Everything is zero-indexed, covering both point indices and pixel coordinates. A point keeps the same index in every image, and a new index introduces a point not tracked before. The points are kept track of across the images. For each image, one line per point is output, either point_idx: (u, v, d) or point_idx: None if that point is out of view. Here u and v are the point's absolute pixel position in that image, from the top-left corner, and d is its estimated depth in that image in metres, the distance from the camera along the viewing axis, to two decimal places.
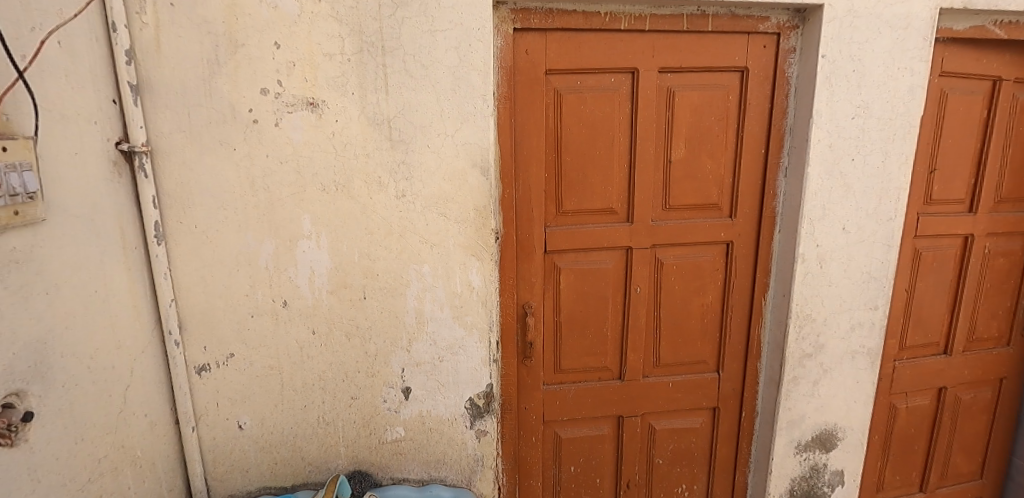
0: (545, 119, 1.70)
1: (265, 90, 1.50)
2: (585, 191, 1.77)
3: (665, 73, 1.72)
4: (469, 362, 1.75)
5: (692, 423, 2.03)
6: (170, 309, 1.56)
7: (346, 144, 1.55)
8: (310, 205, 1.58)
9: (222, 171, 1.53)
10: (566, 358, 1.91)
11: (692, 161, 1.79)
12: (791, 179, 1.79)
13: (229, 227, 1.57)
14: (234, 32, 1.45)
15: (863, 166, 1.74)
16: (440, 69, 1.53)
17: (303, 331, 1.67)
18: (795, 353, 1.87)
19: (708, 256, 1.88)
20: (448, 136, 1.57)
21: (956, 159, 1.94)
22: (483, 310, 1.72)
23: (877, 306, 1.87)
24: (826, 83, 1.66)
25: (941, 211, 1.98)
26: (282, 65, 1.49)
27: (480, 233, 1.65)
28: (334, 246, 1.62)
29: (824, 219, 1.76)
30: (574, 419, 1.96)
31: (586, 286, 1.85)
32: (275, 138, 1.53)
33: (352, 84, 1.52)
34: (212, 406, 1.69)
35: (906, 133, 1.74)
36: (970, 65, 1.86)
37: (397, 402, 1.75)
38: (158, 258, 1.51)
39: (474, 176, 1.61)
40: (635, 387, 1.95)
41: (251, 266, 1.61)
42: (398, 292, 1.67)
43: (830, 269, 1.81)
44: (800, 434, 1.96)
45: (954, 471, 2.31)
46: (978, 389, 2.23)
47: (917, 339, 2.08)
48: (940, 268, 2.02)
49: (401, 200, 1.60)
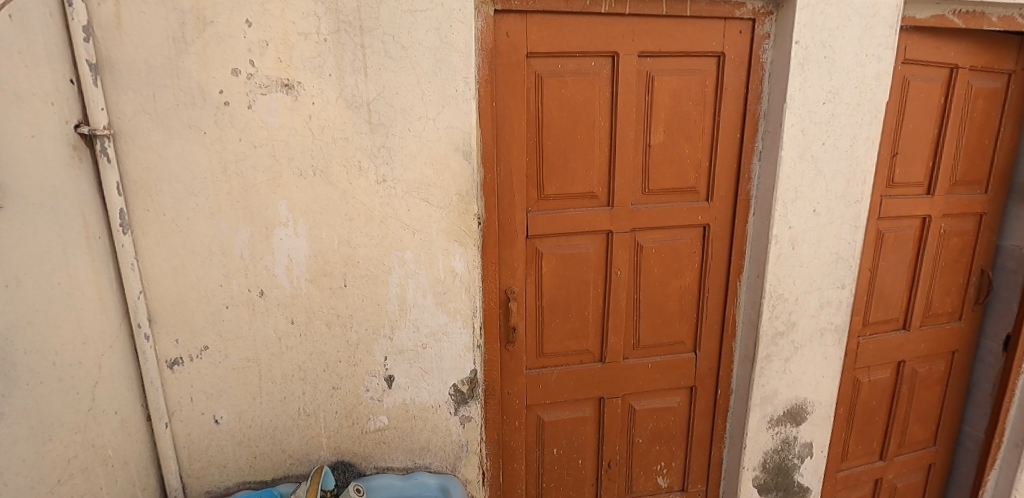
0: (526, 103, 1.69)
1: (237, 70, 1.43)
2: (565, 176, 1.77)
3: (645, 58, 1.74)
4: (453, 348, 1.74)
5: (671, 403, 2.09)
6: (139, 301, 1.50)
7: (324, 127, 1.51)
8: (287, 191, 1.53)
9: (192, 157, 1.47)
10: (549, 342, 1.92)
11: (671, 144, 1.82)
12: (765, 163, 1.84)
13: (200, 215, 1.51)
14: (202, 9, 1.39)
15: (833, 150, 1.81)
16: (420, 51, 1.50)
17: (282, 321, 1.63)
18: (769, 331, 1.94)
19: (686, 239, 1.92)
20: (430, 120, 1.55)
21: (916, 144, 2.04)
22: (466, 296, 1.71)
23: (845, 285, 1.96)
24: (799, 69, 1.71)
25: (902, 194, 2.08)
26: (254, 44, 1.43)
27: (463, 218, 1.64)
28: (313, 234, 1.57)
29: (796, 202, 1.82)
30: (557, 402, 1.99)
31: (568, 270, 1.86)
32: (248, 121, 1.47)
33: (329, 65, 1.47)
34: (186, 401, 1.64)
35: (873, 118, 1.81)
36: (931, 53, 1.94)
37: (380, 390, 1.73)
38: (125, 248, 1.45)
39: (456, 160, 1.59)
40: (616, 369, 1.99)
41: (225, 255, 1.55)
42: (380, 279, 1.64)
43: (802, 250, 1.88)
44: (772, 409, 2.04)
45: (911, 440, 2.46)
46: (934, 362, 2.37)
47: (879, 315, 2.19)
48: (900, 247, 2.13)
49: (382, 185, 1.57)
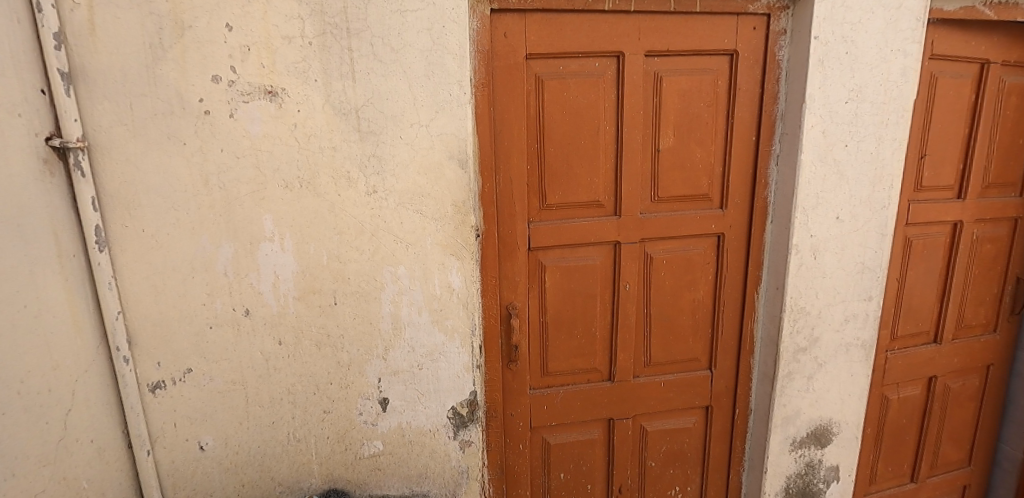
0: (526, 107, 1.59)
1: (218, 77, 1.36)
2: (569, 184, 1.67)
3: (652, 58, 1.63)
4: (451, 369, 1.63)
5: (685, 423, 1.96)
6: (117, 323, 1.42)
7: (311, 136, 1.42)
8: (272, 204, 1.44)
9: (172, 169, 1.39)
10: (554, 360, 1.81)
11: (682, 149, 1.71)
12: (783, 167, 1.72)
13: (181, 230, 1.43)
14: (180, 13, 1.31)
15: (856, 152, 1.68)
16: (411, 53, 1.41)
17: (268, 342, 1.53)
18: (790, 348, 1.81)
19: (699, 249, 1.80)
20: (423, 126, 1.45)
21: (945, 144, 1.91)
22: (464, 313, 1.60)
23: (871, 297, 1.82)
24: (818, 66, 1.59)
25: (931, 198, 1.94)
26: (235, 49, 1.35)
27: (460, 230, 1.54)
28: (300, 249, 1.48)
29: (817, 209, 1.70)
30: (564, 424, 1.87)
31: (573, 284, 1.75)
32: (231, 130, 1.39)
33: (315, 70, 1.39)
34: (169, 427, 1.55)
35: (899, 118, 1.68)
36: (960, 48, 1.81)
37: (374, 414, 1.63)
38: (101, 266, 1.37)
39: (451, 169, 1.49)
40: (626, 388, 1.87)
41: (208, 273, 1.47)
42: (373, 296, 1.54)
43: (824, 260, 1.75)
44: (795, 430, 1.90)
45: (944, 460, 2.30)
46: (967, 377, 2.22)
47: (909, 328, 2.05)
48: (930, 255, 1.99)
49: (372, 196, 1.47)
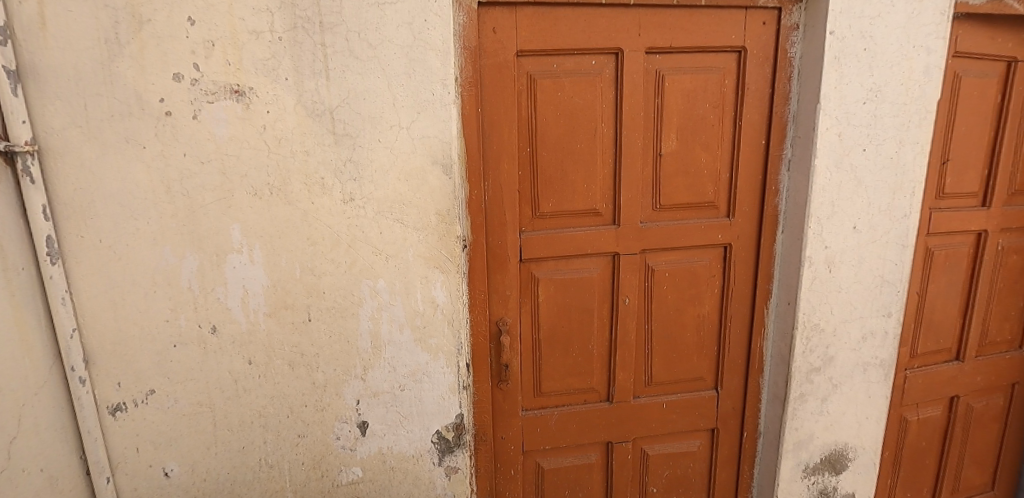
0: (517, 108, 1.47)
1: (179, 75, 1.25)
2: (564, 191, 1.55)
3: (653, 55, 1.51)
4: (435, 390, 1.51)
5: (689, 447, 1.83)
6: (72, 341, 1.31)
7: (281, 139, 1.31)
8: (239, 212, 1.33)
9: (132, 175, 1.28)
10: (548, 379, 1.69)
11: (685, 153, 1.59)
12: (795, 173, 1.60)
13: (142, 240, 1.32)
14: (138, 6, 1.20)
15: (875, 156, 1.56)
16: (390, 49, 1.29)
17: (237, 362, 1.42)
18: (803, 368, 1.68)
19: (704, 261, 1.68)
20: (403, 129, 1.34)
21: (968, 149, 1.78)
22: (450, 331, 1.48)
23: (891, 313, 1.69)
24: (834, 64, 1.46)
25: (954, 206, 1.81)
26: (198, 45, 1.24)
27: (444, 241, 1.42)
28: (271, 261, 1.37)
29: (832, 218, 1.57)
30: (559, 448, 1.74)
31: (569, 298, 1.63)
32: (194, 133, 1.28)
33: (285, 67, 1.28)
34: (131, 452, 1.44)
35: (922, 120, 1.56)
36: (986, 45, 1.68)
37: (353, 438, 1.51)
38: (54, 280, 1.26)
39: (435, 175, 1.38)
40: (625, 409, 1.74)
41: (171, 287, 1.36)
42: (350, 312, 1.42)
43: (839, 273, 1.62)
44: (808, 456, 1.77)
45: (965, 485, 2.15)
46: (991, 396, 2.07)
47: (929, 345, 1.91)
48: (952, 267, 1.86)
49: (349, 205, 1.36)
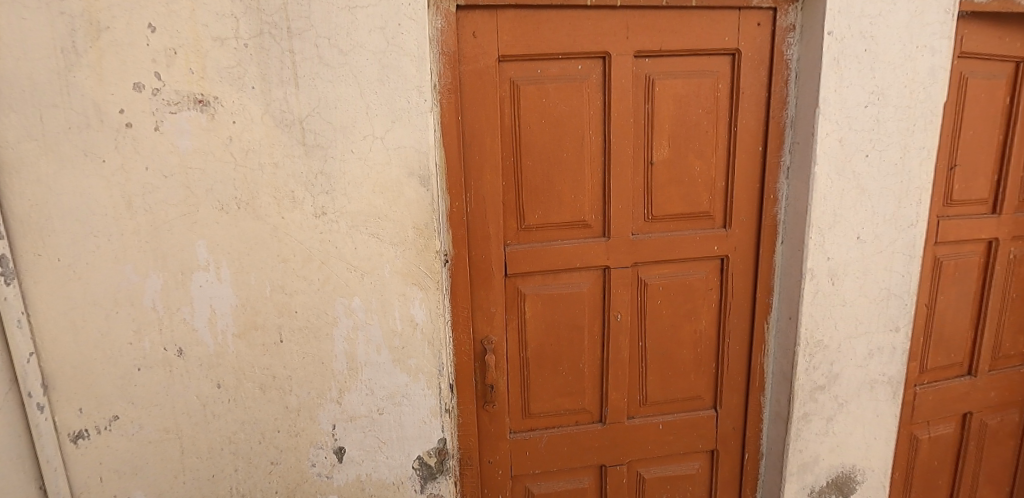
0: (499, 116, 1.40)
1: (140, 85, 1.18)
2: (550, 202, 1.48)
3: (642, 58, 1.44)
4: (416, 413, 1.43)
5: (688, 469, 1.74)
6: (29, 365, 1.23)
7: (249, 151, 1.24)
8: (205, 228, 1.27)
9: (91, 190, 1.21)
10: (536, 399, 1.60)
11: (678, 161, 1.51)
12: (794, 181, 1.52)
13: (102, 258, 1.25)
14: (95, 12, 1.14)
15: (878, 163, 1.47)
16: (362, 56, 1.23)
17: (205, 385, 1.34)
18: (805, 386, 1.59)
19: (700, 274, 1.59)
20: (377, 138, 1.27)
21: (976, 154, 1.69)
22: (430, 351, 1.40)
23: (898, 328, 1.60)
24: (833, 66, 1.39)
25: (963, 214, 1.72)
26: (160, 53, 1.18)
27: (423, 257, 1.35)
28: (239, 279, 1.30)
29: (834, 228, 1.49)
30: (549, 472, 1.66)
31: (558, 314, 1.55)
32: (156, 145, 1.21)
33: (251, 75, 1.21)
34: (94, 481, 1.35)
35: (927, 124, 1.48)
36: (993, 44, 1.60)
37: (329, 465, 1.43)
38: (8, 301, 1.19)
39: (411, 187, 1.30)
40: (619, 430, 1.66)
41: (134, 307, 1.28)
42: (324, 333, 1.35)
43: (843, 286, 1.54)
44: (813, 479, 1.68)
45: None
46: (1006, 412, 1.97)
47: (939, 360, 1.82)
48: (962, 278, 1.77)
49: (321, 219, 1.29)
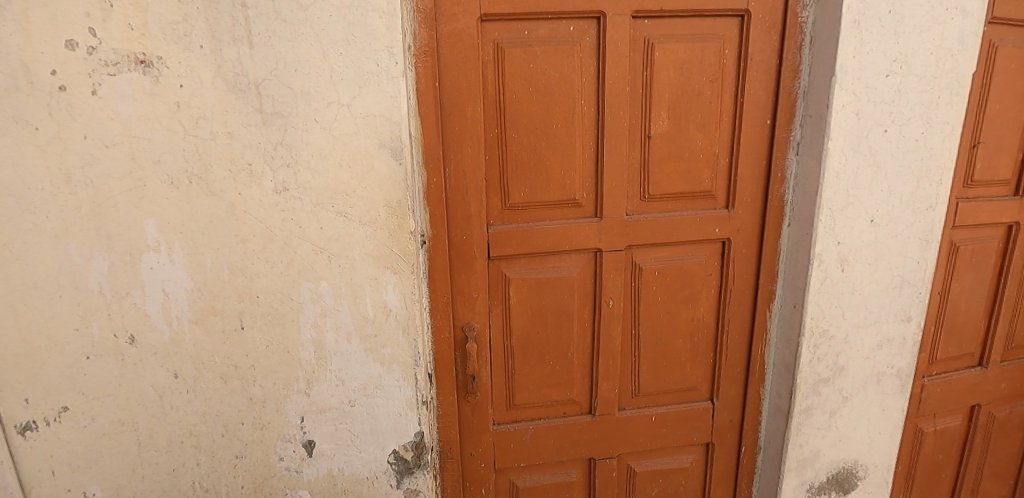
0: (482, 82, 1.27)
1: (73, 43, 1.03)
2: (537, 179, 1.35)
3: (641, 19, 1.30)
4: (390, 406, 1.34)
5: (681, 463, 1.66)
6: None
7: (200, 119, 1.12)
8: (154, 205, 1.14)
9: (21, 156, 1.05)
10: (522, 390, 1.51)
11: (678, 135, 1.38)
12: (804, 157, 1.39)
13: (41, 235, 1.09)
14: None
15: (897, 139, 1.35)
16: (325, 11, 1.09)
17: (162, 375, 1.24)
18: (808, 378, 1.49)
19: (699, 258, 1.48)
20: (343, 106, 1.14)
21: (1002, 130, 1.56)
22: (406, 340, 1.29)
23: (910, 318, 1.50)
24: (853, 28, 1.24)
25: (983, 195, 1.60)
26: (94, 5, 1.02)
27: (396, 238, 1.23)
28: (193, 261, 1.19)
29: (846, 209, 1.37)
30: (535, 465, 1.57)
31: (545, 300, 1.44)
32: (95, 112, 1.07)
33: (199, 32, 1.07)
34: (44, 477, 1.21)
35: (954, 95, 1.34)
36: None
37: (298, 459, 1.34)
38: None
39: (382, 161, 1.18)
40: (609, 422, 1.57)
41: (80, 291, 1.15)
42: (290, 319, 1.25)
43: (853, 272, 1.43)
44: (812, 475, 1.60)
45: None
46: (1016, 404, 1.88)
47: (950, 350, 1.72)
48: (978, 264, 1.65)
49: (283, 195, 1.17)
